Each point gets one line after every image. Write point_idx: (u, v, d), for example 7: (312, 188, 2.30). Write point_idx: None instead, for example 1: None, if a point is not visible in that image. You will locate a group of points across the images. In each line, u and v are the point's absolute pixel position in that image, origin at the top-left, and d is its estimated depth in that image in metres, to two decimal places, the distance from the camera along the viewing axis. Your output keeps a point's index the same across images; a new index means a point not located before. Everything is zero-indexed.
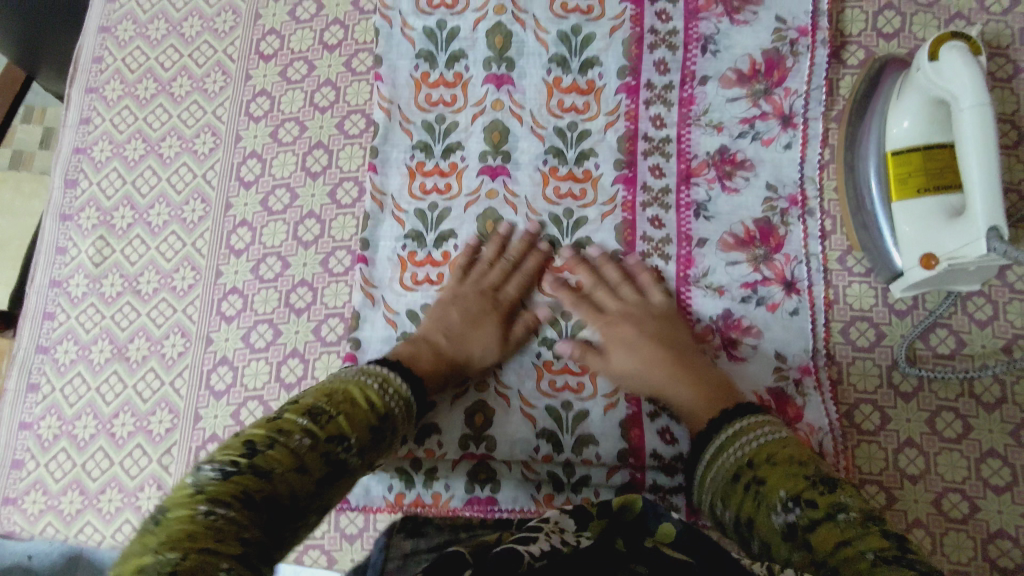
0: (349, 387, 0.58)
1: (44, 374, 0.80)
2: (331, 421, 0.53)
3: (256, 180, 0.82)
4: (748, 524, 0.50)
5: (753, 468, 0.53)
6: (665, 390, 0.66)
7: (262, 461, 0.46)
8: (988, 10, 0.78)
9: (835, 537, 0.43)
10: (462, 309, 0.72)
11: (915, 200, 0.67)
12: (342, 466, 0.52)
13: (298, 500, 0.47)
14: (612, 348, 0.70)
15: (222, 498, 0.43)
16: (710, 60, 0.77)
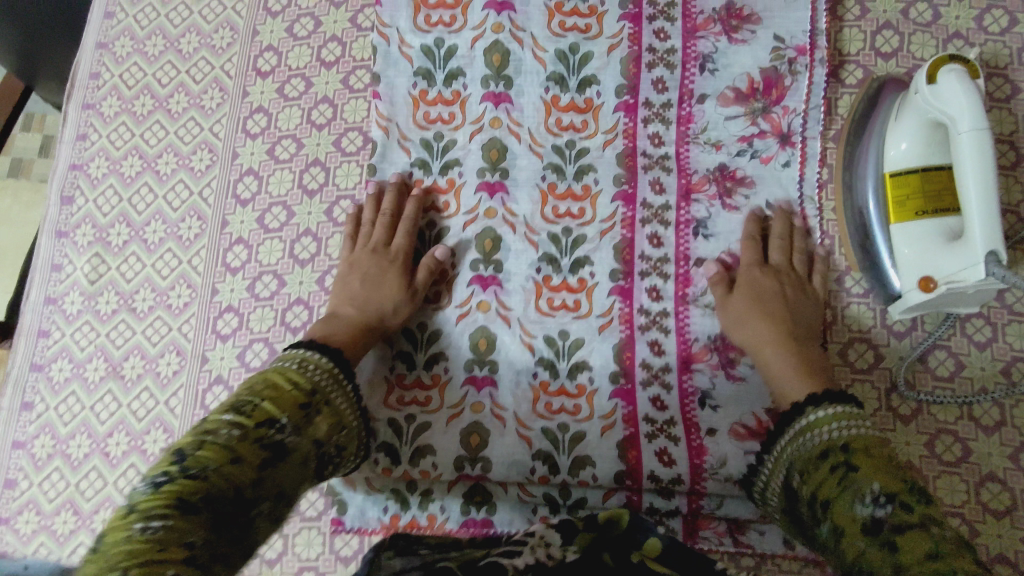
0: (270, 375, 0.59)
1: (38, 393, 0.79)
2: (261, 410, 0.55)
3: (253, 198, 0.81)
4: (824, 506, 0.53)
5: (840, 454, 0.54)
6: (760, 344, 0.68)
7: (193, 465, 0.49)
8: (987, 29, 0.77)
9: (919, 541, 0.45)
10: (360, 272, 0.74)
11: (913, 223, 0.67)
12: (279, 448, 0.54)
13: (241, 491, 0.50)
14: (738, 290, 0.71)
15: (157, 509, 0.45)
16: (708, 79, 0.77)
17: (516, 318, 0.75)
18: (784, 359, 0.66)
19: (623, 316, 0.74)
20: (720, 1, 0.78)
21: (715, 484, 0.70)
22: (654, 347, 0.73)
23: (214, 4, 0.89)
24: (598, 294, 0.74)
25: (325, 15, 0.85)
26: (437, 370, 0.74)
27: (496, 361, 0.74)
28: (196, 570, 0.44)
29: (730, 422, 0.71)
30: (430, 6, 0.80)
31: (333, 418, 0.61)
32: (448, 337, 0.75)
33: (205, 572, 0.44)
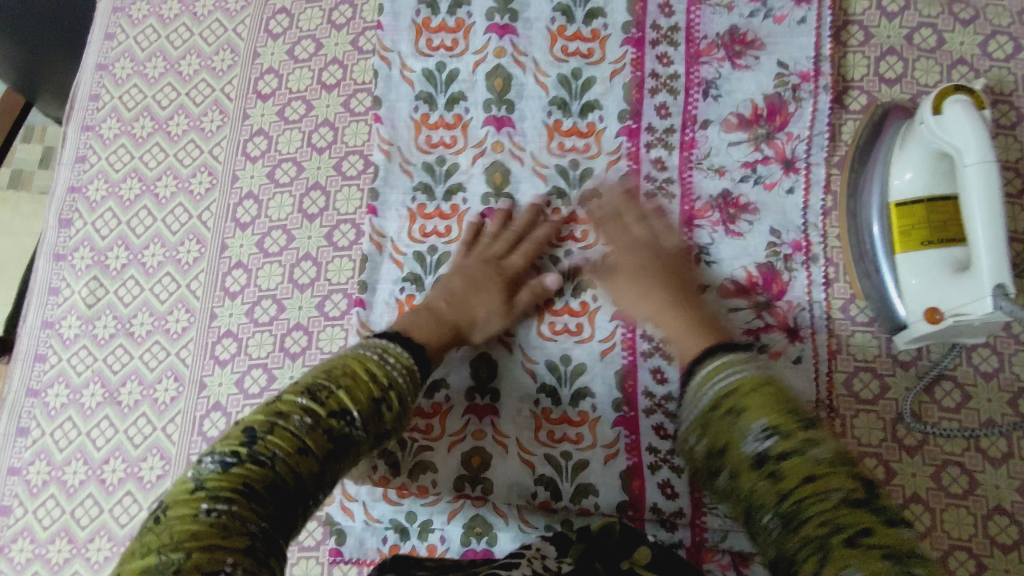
0: (349, 362, 0.58)
1: (34, 419, 0.78)
2: (333, 398, 0.53)
3: (252, 222, 0.81)
4: (718, 453, 0.54)
5: (731, 398, 0.55)
6: (654, 317, 0.69)
7: (262, 449, 0.48)
8: (991, 56, 0.77)
9: (803, 472, 0.47)
10: (466, 275, 0.72)
11: (918, 253, 0.67)
12: (347, 441, 0.53)
13: (302, 480, 0.49)
14: (615, 276, 0.72)
15: (224, 491, 0.45)
16: (711, 105, 0.77)
17: (518, 343, 0.74)
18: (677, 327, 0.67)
19: (625, 342, 0.73)
20: (723, 27, 0.78)
21: (715, 520, 0.68)
22: (657, 375, 0.72)
23: (214, 26, 0.88)
24: (599, 320, 0.74)
25: (326, 38, 0.85)
26: (438, 398, 0.73)
27: (498, 388, 0.73)
28: (255, 562, 0.42)
29: None
30: (431, 30, 0.80)
31: (399, 414, 0.59)
32: (449, 363, 0.74)
33: (263, 565, 0.43)
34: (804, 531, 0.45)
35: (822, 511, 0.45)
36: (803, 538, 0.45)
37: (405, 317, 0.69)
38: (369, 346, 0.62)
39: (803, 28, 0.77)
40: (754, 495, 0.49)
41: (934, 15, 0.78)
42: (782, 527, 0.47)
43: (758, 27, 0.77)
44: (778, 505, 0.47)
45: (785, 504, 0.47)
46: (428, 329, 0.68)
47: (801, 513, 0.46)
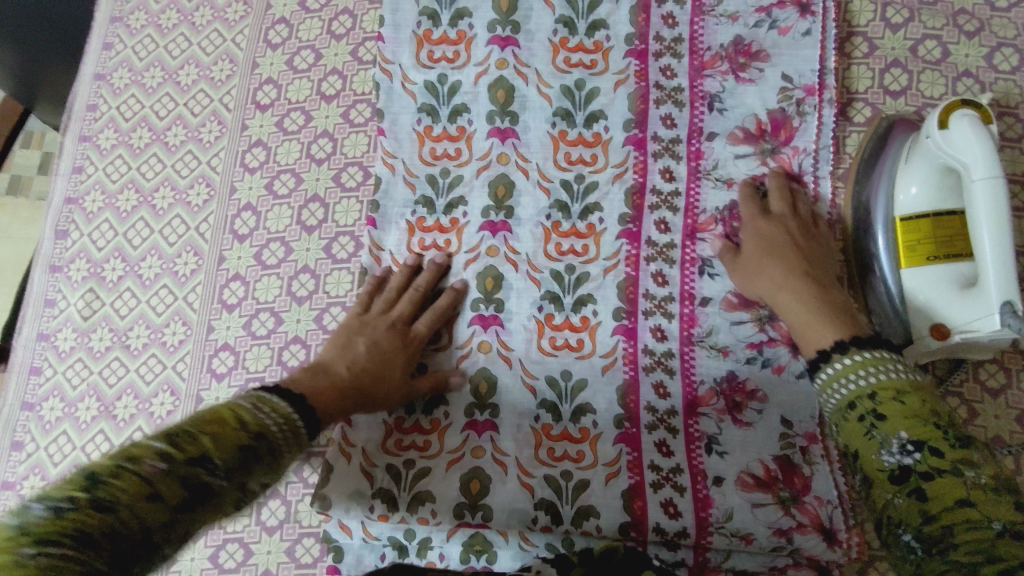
0: (221, 410, 0.50)
1: (29, 432, 0.77)
2: (198, 441, 0.46)
3: (250, 234, 0.80)
4: (853, 456, 0.55)
5: (868, 404, 0.55)
6: (779, 293, 0.68)
7: (110, 493, 0.40)
8: (997, 68, 0.76)
9: (955, 494, 0.46)
10: (372, 342, 0.70)
11: (925, 268, 0.66)
12: (206, 492, 0.45)
13: (151, 536, 0.41)
14: (746, 248, 0.72)
15: (51, 537, 0.37)
16: (717, 118, 0.76)
17: (518, 358, 0.73)
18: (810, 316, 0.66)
19: (626, 357, 0.72)
20: (727, 38, 0.77)
21: (722, 540, 0.66)
22: (659, 390, 0.71)
23: (213, 36, 0.88)
24: (600, 334, 0.73)
25: (325, 48, 0.84)
26: (437, 414, 0.72)
27: (497, 404, 0.72)
28: None
29: (738, 470, 0.68)
30: (433, 42, 0.79)
31: (283, 464, 0.52)
32: (449, 378, 0.73)
33: None
34: (949, 557, 0.44)
35: (976, 542, 0.43)
36: (946, 564, 0.44)
37: (305, 378, 0.64)
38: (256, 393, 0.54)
39: (807, 40, 0.76)
40: (893, 510, 0.50)
41: (939, 26, 0.78)
42: (922, 550, 0.46)
43: (763, 38, 0.77)
44: (921, 526, 0.47)
45: (929, 524, 0.46)
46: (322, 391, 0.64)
47: (948, 539, 0.45)
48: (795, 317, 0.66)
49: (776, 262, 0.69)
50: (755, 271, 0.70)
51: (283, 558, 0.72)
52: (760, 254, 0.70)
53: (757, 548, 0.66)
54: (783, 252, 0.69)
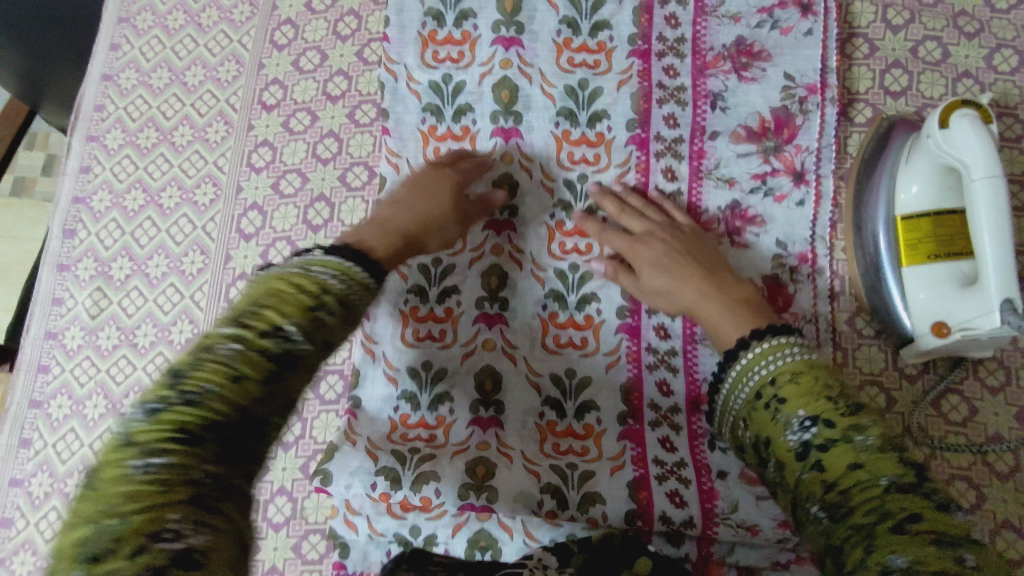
0: (272, 280, 0.47)
1: (37, 430, 0.78)
2: (259, 317, 0.44)
3: (257, 233, 0.81)
4: (765, 444, 0.49)
5: (771, 390, 0.50)
6: (687, 301, 0.66)
7: (194, 387, 0.39)
8: (996, 69, 0.77)
9: (848, 459, 0.42)
10: (413, 185, 0.71)
11: (925, 267, 0.66)
12: (291, 359, 0.44)
13: (252, 413, 0.41)
14: (639, 269, 0.70)
15: (156, 441, 0.37)
16: (720, 118, 0.77)
17: (522, 355, 0.74)
18: (704, 306, 0.64)
19: (630, 355, 0.73)
20: (729, 38, 0.78)
21: (727, 531, 0.67)
22: (662, 387, 0.72)
23: (220, 37, 0.88)
24: (604, 332, 0.74)
25: (331, 49, 0.85)
26: (442, 411, 0.72)
27: (502, 401, 0.73)
28: (205, 515, 0.36)
29: (741, 465, 0.69)
30: (437, 42, 0.80)
31: (362, 324, 0.52)
32: (453, 375, 0.73)
33: (212, 514, 0.37)
34: (850, 523, 0.39)
35: (872, 500, 0.40)
36: (848, 530, 0.39)
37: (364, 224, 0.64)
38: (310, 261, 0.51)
39: (809, 40, 0.77)
40: (801, 486, 0.44)
41: (939, 28, 0.78)
42: (830, 521, 0.41)
43: (765, 39, 0.77)
44: (824, 496, 0.42)
45: (830, 495, 0.42)
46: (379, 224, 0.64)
47: (848, 505, 0.40)
48: (695, 314, 0.65)
49: (657, 270, 0.69)
50: (646, 283, 0.70)
51: (289, 555, 0.73)
52: (639, 266, 0.70)
53: (763, 540, 0.67)
54: (661, 260, 0.69)
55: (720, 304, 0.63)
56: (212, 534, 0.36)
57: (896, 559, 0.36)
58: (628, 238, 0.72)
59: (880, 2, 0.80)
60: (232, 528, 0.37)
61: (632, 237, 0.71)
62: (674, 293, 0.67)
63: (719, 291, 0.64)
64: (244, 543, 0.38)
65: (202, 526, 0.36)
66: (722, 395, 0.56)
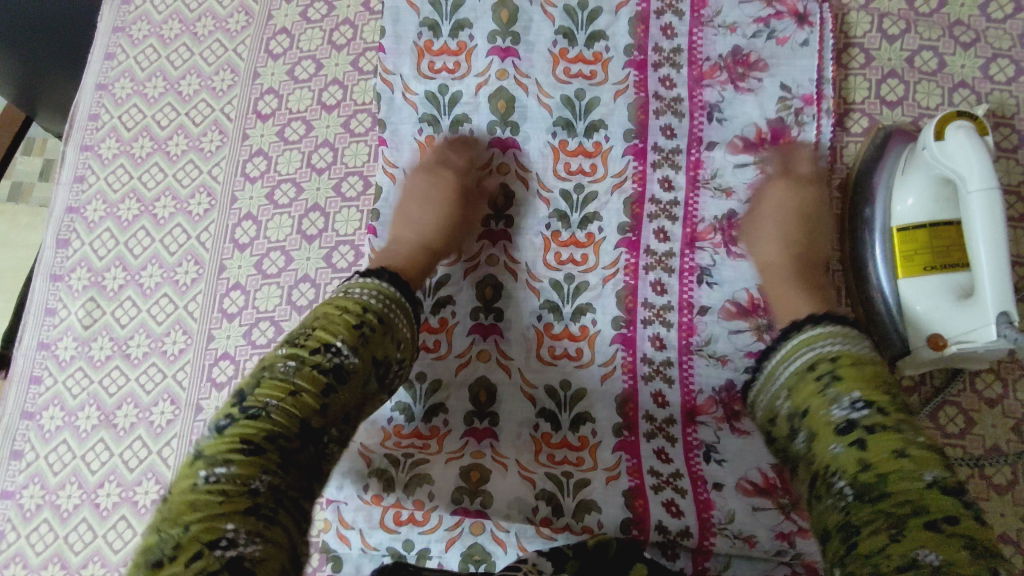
0: (327, 308, 0.58)
1: (28, 441, 0.77)
2: (314, 338, 0.55)
3: (251, 243, 0.80)
4: (800, 415, 0.55)
5: (827, 366, 0.55)
6: (774, 272, 0.70)
7: (258, 404, 0.50)
8: (992, 78, 0.77)
9: (893, 446, 0.47)
10: (430, 201, 0.75)
11: (921, 279, 0.66)
12: (343, 372, 0.54)
13: (309, 423, 0.51)
14: (758, 221, 0.73)
15: (223, 455, 0.47)
16: (716, 128, 0.76)
17: (517, 367, 0.74)
18: (783, 287, 0.69)
19: (625, 366, 0.72)
20: (725, 48, 0.78)
21: (724, 541, 0.66)
22: (658, 399, 0.71)
23: (215, 46, 0.88)
24: (599, 343, 0.73)
25: (327, 58, 0.85)
26: (436, 422, 0.72)
27: (497, 412, 0.72)
28: (257, 522, 0.45)
29: (736, 477, 0.68)
30: (433, 52, 0.79)
31: (394, 340, 0.60)
32: (448, 387, 0.73)
33: (266, 524, 0.46)
34: (879, 507, 0.44)
35: (908, 493, 0.44)
36: (876, 513, 0.44)
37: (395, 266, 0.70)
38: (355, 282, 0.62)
39: (805, 50, 0.76)
40: (832, 459, 0.49)
41: (935, 38, 0.78)
42: (855, 499, 0.46)
43: (761, 49, 0.77)
44: (857, 475, 0.47)
45: (865, 475, 0.47)
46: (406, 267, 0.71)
47: (881, 487, 0.45)
48: (770, 289, 0.70)
49: (767, 233, 0.72)
50: (750, 236, 0.73)
51: None
52: (758, 220, 0.73)
53: (760, 552, 0.66)
54: (777, 227, 0.71)
55: (806, 296, 0.67)
56: (260, 543, 0.44)
57: (925, 554, 0.40)
58: (805, 198, 0.73)
59: (876, 12, 0.79)
60: (301, 513, 0.49)
61: (807, 199, 0.73)
62: (765, 257, 0.72)
63: (804, 280, 0.69)
64: (292, 541, 0.48)
65: (252, 535, 0.44)
66: (768, 364, 0.61)
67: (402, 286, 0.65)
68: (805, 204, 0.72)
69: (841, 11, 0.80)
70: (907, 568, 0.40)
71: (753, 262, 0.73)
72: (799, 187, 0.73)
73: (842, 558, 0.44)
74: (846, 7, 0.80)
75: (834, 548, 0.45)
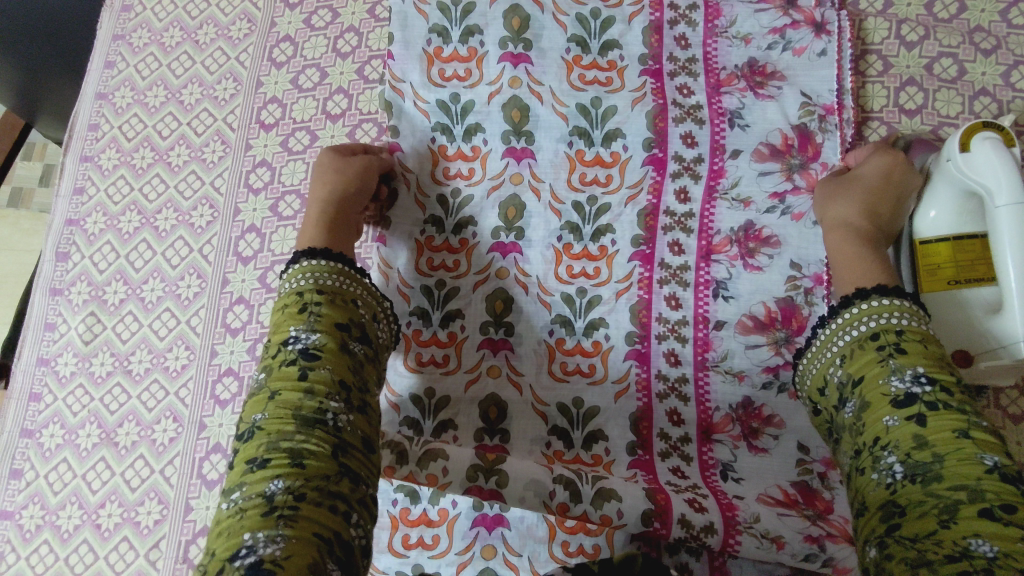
0: (274, 315, 0.60)
1: (28, 460, 0.75)
2: (275, 345, 0.57)
3: (255, 256, 0.79)
4: (853, 383, 0.55)
5: (893, 338, 0.54)
6: (843, 248, 0.64)
7: (250, 426, 0.53)
8: (1014, 86, 0.74)
9: (956, 426, 0.48)
10: (340, 173, 0.71)
11: (947, 294, 0.64)
12: (310, 356, 0.55)
13: (302, 412, 0.52)
14: (842, 194, 0.67)
15: (234, 485, 0.50)
16: (739, 135, 0.74)
17: (529, 383, 0.72)
18: (847, 248, 0.64)
19: (640, 384, 0.70)
20: (741, 59, 0.76)
21: (750, 542, 0.61)
22: (672, 417, 0.69)
23: (217, 54, 0.87)
24: (613, 360, 0.71)
25: (331, 66, 0.83)
26: (445, 439, 0.70)
27: (508, 430, 0.71)
28: (279, 513, 0.46)
29: (755, 493, 0.66)
30: (443, 59, 0.78)
31: (348, 301, 0.60)
32: (458, 403, 0.71)
33: (292, 515, 0.46)
34: (931, 489, 0.46)
35: (964, 477, 0.46)
36: (930, 497, 0.46)
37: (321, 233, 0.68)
38: (286, 276, 0.62)
39: (824, 60, 0.75)
40: (885, 432, 0.51)
41: (955, 44, 0.76)
42: (905, 479, 0.48)
43: (777, 60, 0.76)
44: (912, 452, 0.48)
45: (922, 455, 0.48)
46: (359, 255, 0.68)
47: (937, 468, 0.47)
48: (836, 248, 0.65)
49: (860, 191, 0.66)
50: (839, 193, 0.68)
51: None
52: (853, 181, 0.68)
53: (790, 556, 0.60)
54: (870, 189, 0.66)
55: (874, 266, 0.61)
56: (282, 541, 0.45)
57: (979, 542, 0.42)
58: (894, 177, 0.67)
59: (894, 18, 0.78)
60: (336, 499, 0.49)
61: (898, 179, 0.67)
62: (843, 214, 0.66)
63: (874, 250, 0.63)
64: (329, 529, 0.47)
65: (271, 536, 0.45)
66: (824, 334, 0.59)
67: (322, 254, 0.62)
68: (911, 183, 0.67)
69: (858, 18, 0.78)
70: (958, 557, 0.42)
71: (829, 217, 0.68)
72: (909, 165, 0.67)
73: (882, 536, 0.47)
74: (862, 14, 0.79)
75: (873, 524, 0.48)
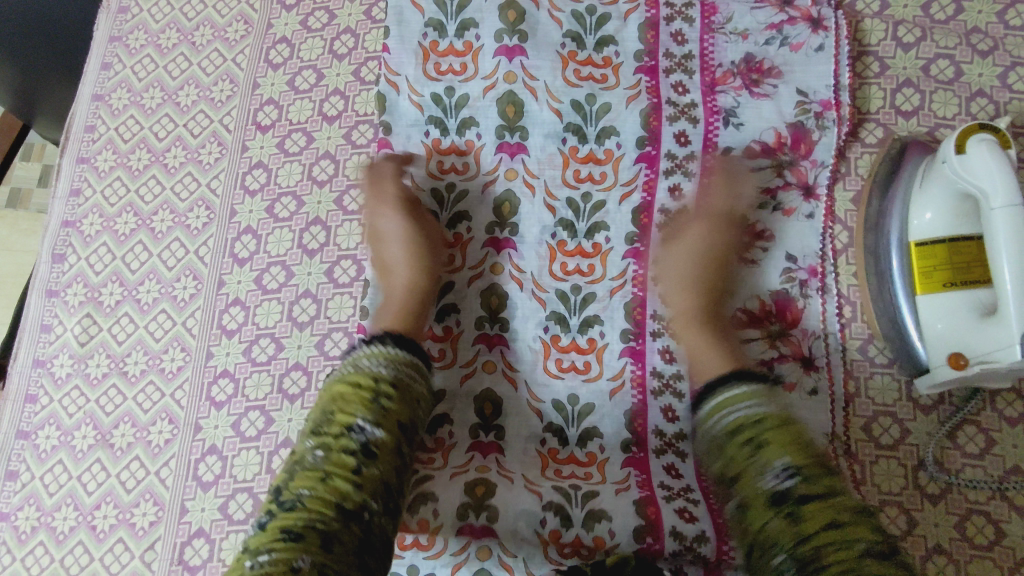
0: (337, 388, 0.59)
1: (24, 462, 0.75)
2: (337, 423, 0.56)
3: (251, 257, 0.78)
4: (732, 483, 0.54)
5: (751, 431, 0.55)
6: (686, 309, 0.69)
7: (293, 496, 0.51)
8: (1011, 87, 0.74)
9: (827, 516, 0.48)
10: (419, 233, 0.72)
11: (941, 296, 0.64)
12: (371, 451, 0.54)
13: (346, 504, 0.51)
14: (675, 250, 0.70)
15: (263, 547, 0.48)
16: (733, 134, 0.74)
17: (524, 379, 0.72)
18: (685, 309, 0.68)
19: (635, 381, 0.70)
20: (737, 55, 0.76)
21: None
22: (668, 414, 0.69)
23: (213, 56, 0.87)
24: (607, 357, 0.71)
25: (327, 68, 0.83)
26: (441, 433, 0.70)
27: (503, 426, 0.70)
28: None
29: None
30: (438, 53, 0.78)
31: (412, 402, 0.60)
32: (453, 397, 0.71)
33: None
34: None
35: (847, 564, 0.46)
36: None
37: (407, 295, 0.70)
38: (364, 355, 0.61)
39: (820, 56, 0.75)
40: (764, 530, 0.50)
41: (952, 45, 0.76)
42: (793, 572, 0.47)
43: (774, 56, 0.76)
44: (793, 547, 0.48)
45: (803, 547, 0.47)
46: (419, 309, 0.70)
47: (820, 561, 0.46)
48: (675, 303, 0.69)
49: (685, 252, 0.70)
50: (672, 249, 0.71)
51: None
52: (683, 236, 0.71)
53: None
54: (695, 249, 0.69)
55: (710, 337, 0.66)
56: None
57: None
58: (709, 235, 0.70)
59: (890, 19, 0.78)
60: None
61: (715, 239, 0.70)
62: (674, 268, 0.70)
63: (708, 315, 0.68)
64: None
65: None
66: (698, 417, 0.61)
67: (407, 346, 0.64)
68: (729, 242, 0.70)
69: (855, 18, 0.78)
70: None
71: (661, 267, 0.71)
72: (724, 227, 0.70)
73: None
74: (859, 15, 0.78)
75: None
